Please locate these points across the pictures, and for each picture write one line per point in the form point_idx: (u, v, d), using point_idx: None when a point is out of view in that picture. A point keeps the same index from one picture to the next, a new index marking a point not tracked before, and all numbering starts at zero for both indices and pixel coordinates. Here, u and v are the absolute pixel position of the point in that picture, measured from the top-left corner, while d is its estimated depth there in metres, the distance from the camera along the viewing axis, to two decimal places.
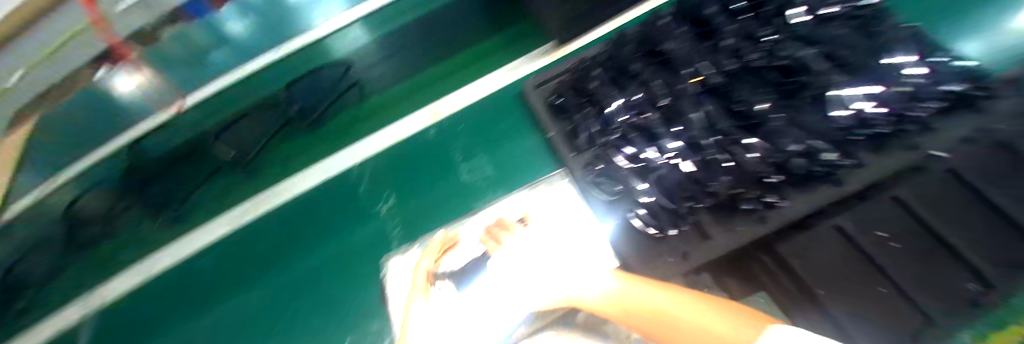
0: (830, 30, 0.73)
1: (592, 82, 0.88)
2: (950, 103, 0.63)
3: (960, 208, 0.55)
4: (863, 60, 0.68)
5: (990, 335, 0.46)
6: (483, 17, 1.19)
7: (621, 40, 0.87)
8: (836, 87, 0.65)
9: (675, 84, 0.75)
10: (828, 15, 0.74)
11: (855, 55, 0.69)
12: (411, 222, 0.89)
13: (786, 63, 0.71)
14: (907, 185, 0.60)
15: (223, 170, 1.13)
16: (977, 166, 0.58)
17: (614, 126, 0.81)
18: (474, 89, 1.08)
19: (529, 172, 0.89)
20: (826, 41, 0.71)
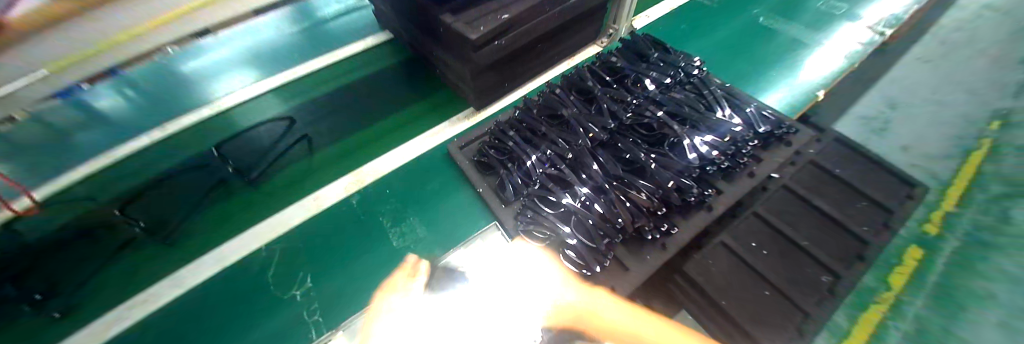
0: (674, 92, 0.91)
1: (510, 140, 0.90)
2: (759, 141, 0.88)
3: (784, 242, 1.04)
4: (703, 114, 0.86)
5: (826, 302, 0.93)
6: (406, 85, 1.24)
7: (528, 106, 0.96)
8: (687, 136, 0.80)
9: (573, 141, 0.85)
10: (669, 82, 0.92)
11: (698, 110, 0.86)
12: (339, 302, 0.81)
13: (652, 121, 0.85)
14: (737, 228, 1.07)
15: (134, 243, 0.91)
16: (779, 212, 1.09)
17: (534, 178, 0.83)
18: (401, 153, 1.04)
19: (466, 228, 0.88)
20: (669, 103, 0.88)
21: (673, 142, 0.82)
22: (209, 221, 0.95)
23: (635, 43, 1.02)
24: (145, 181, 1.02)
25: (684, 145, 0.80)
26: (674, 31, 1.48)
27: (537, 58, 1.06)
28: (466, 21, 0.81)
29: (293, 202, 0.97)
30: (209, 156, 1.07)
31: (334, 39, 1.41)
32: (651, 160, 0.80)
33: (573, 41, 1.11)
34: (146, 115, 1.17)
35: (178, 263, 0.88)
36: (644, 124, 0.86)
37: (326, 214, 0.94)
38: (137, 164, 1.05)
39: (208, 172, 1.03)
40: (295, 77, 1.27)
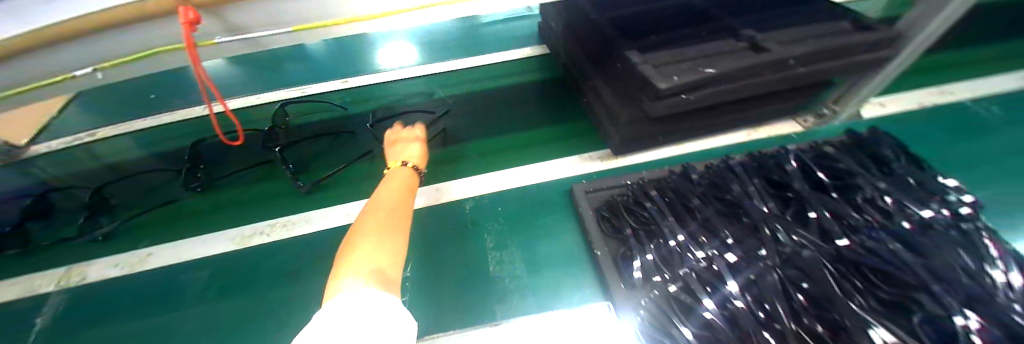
0: (937, 232, 0.59)
1: (653, 209, 0.72)
2: None
3: None
4: (987, 286, 0.52)
5: None
6: (550, 103, 1.19)
7: (687, 173, 0.77)
8: (962, 313, 0.48)
9: (744, 243, 0.63)
10: (927, 218, 0.61)
11: (982, 280, 0.53)
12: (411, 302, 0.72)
13: (888, 263, 0.55)
14: None
15: (371, 155, 1.06)
16: None
17: (673, 266, 0.63)
18: (539, 169, 0.98)
19: (568, 286, 0.72)
20: (927, 246, 0.57)
21: (925, 310, 0.50)
22: (347, 173, 1.02)
23: (874, 143, 0.74)
24: (371, 112, 1.21)
25: (950, 325, 0.48)
26: (908, 112, 1.01)
27: (716, 120, 0.86)
28: (656, 65, 0.70)
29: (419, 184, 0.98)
30: (417, 108, 1.20)
31: (494, 42, 1.47)
32: (874, 320, 0.50)
33: (773, 109, 0.87)
34: (328, 70, 1.40)
35: (319, 204, 0.95)
36: (871, 260, 0.56)
37: (433, 209, 0.90)
38: (316, 107, 1.24)
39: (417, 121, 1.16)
40: (454, 68, 1.35)
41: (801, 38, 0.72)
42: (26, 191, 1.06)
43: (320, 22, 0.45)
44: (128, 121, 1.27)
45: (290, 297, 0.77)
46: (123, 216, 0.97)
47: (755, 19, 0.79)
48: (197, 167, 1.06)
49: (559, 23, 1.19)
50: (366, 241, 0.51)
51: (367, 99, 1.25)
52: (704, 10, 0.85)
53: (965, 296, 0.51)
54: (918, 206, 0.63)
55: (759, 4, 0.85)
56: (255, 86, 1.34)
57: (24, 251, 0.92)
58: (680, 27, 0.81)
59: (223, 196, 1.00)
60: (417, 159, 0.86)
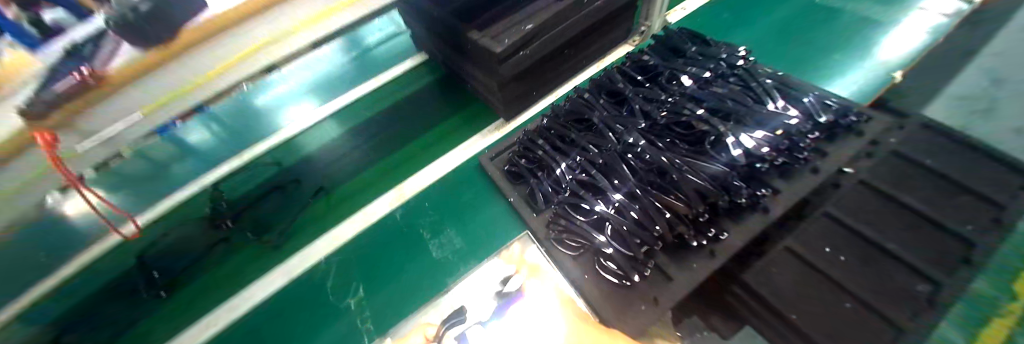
0: (715, 86, 0.84)
1: (538, 149, 0.89)
2: (822, 133, 0.77)
3: (871, 249, 0.88)
4: (748, 106, 0.78)
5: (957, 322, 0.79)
6: (444, 101, 1.28)
7: (554, 113, 0.96)
8: (732, 133, 0.72)
9: (602, 146, 0.83)
10: (709, 78, 0.86)
11: (745, 104, 0.78)
12: (391, 304, 0.84)
13: (687, 119, 0.78)
14: (791, 237, 0.91)
15: (327, 189, 1.11)
16: (848, 199, 0.95)
17: (563, 184, 0.81)
18: (449, 158, 1.09)
19: (501, 236, 0.89)
20: (709, 97, 0.81)
21: (713, 138, 0.74)
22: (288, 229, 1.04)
23: (670, 40, 1.00)
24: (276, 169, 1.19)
25: (728, 142, 0.72)
26: (705, 25, 1.38)
27: (563, 65, 1.07)
28: (491, 37, 0.86)
29: (351, 215, 1.03)
30: (322, 150, 1.22)
31: (378, 64, 1.52)
32: (681, 160, 0.73)
33: (602, 43, 1.12)
34: (229, 149, 1.30)
35: (263, 268, 0.98)
36: (677, 123, 0.80)
37: (372, 229, 0.98)
38: (232, 180, 1.18)
39: (327, 163, 1.18)
40: (347, 101, 1.36)
41: None
42: None
43: (166, 97, 0.51)
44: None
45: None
46: None
47: None
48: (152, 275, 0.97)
49: (421, 28, 1.27)
50: None
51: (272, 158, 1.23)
52: None
53: (733, 121, 0.76)
54: (702, 70, 0.87)
55: None
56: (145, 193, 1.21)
57: None
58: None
59: (163, 309, 0.95)
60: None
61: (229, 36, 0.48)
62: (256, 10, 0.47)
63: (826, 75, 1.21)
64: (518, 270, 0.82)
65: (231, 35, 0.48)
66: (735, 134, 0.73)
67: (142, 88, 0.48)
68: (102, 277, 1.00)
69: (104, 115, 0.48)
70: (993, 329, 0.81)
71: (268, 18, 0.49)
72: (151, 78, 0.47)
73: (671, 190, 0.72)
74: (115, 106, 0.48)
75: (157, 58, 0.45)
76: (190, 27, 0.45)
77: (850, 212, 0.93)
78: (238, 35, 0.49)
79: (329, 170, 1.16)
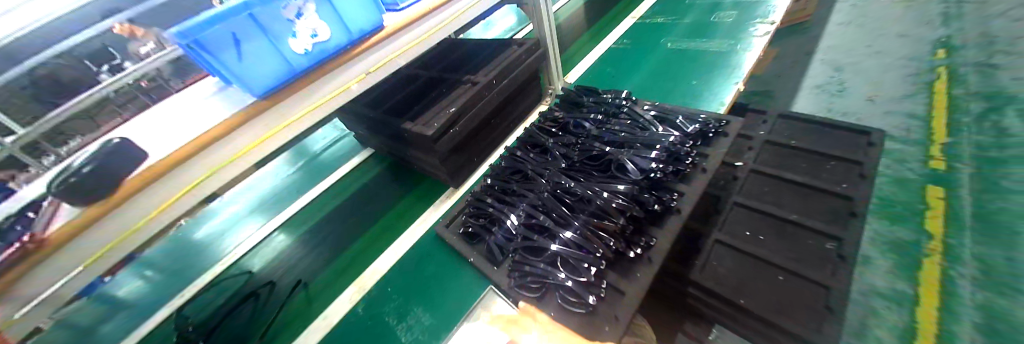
0: (612, 123, 1.06)
1: (487, 207, 1.01)
2: (697, 141, 0.96)
3: (783, 224, 1.02)
4: (638, 134, 0.99)
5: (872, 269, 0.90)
6: (394, 186, 1.36)
7: (495, 172, 1.11)
8: (628, 157, 0.91)
9: (539, 190, 0.96)
10: (603, 119, 1.09)
11: (634, 132, 1.00)
12: None
13: (597, 153, 0.98)
14: (720, 231, 1.04)
15: (305, 282, 1.10)
16: (750, 185, 1.13)
17: (513, 231, 0.91)
18: (407, 237, 1.13)
19: (466, 296, 0.92)
20: (610, 133, 1.02)
21: (618, 163, 0.92)
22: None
23: (571, 96, 1.24)
24: (244, 277, 1.17)
25: (628, 164, 0.91)
26: (598, 79, 1.69)
27: (492, 133, 1.24)
28: (423, 123, 1.00)
29: (317, 317, 1.00)
30: (276, 262, 1.20)
31: (326, 167, 1.60)
32: (597, 187, 0.88)
33: (520, 108, 1.32)
34: (157, 293, 1.22)
35: None
36: (588, 160, 0.98)
37: (341, 326, 0.96)
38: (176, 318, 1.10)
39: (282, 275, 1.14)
40: (295, 211, 1.38)
41: (493, 67, 1.15)
42: None
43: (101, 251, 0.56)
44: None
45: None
46: None
47: (469, 68, 1.21)
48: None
49: (362, 128, 1.41)
50: None
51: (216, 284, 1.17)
52: (439, 77, 1.23)
53: (630, 146, 0.96)
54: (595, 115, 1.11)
55: (466, 58, 1.30)
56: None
57: None
58: (430, 94, 1.16)
59: None
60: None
61: (162, 182, 0.59)
62: (208, 141, 0.62)
63: (695, 93, 1.48)
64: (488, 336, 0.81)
65: (197, 160, 0.62)
66: (632, 157, 0.92)
67: (79, 248, 0.53)
68: None
69: (41, 281, 0.51)
70: (923, 271, 0.87)
71: (228, 141, 0.65)
72: (88, 234, 0.54)
73: (599, 213, 0.85)
74: (60, 259, 0.52)
75: (93, 216, 0.53)
76: (130, 178, 0.56)
77: (758, 198, 1.09)
78: (196, 163, 0.62)
79: (290, 275, 1.14)
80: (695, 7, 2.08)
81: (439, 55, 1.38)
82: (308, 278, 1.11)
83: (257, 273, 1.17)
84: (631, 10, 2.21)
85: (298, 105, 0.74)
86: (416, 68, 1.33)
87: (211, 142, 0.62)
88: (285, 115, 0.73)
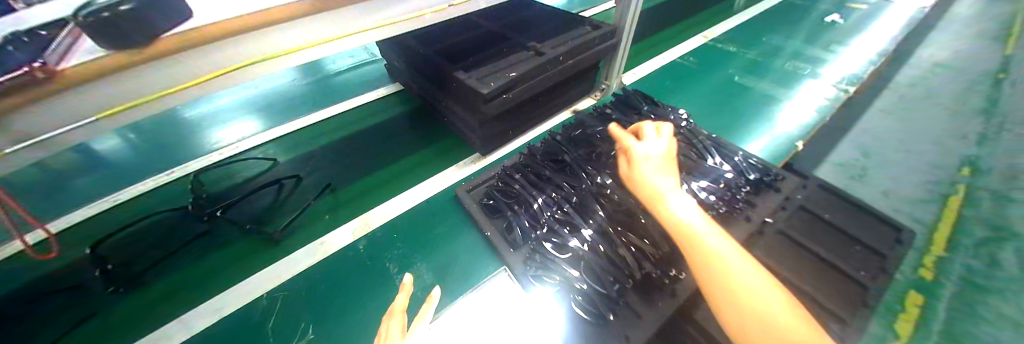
0: None
1: (517, 184, 0.96)
2: (751, 188, 0.93)
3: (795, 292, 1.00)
4: (694, 162, 0.95)
5: None
6: (415, 132, 1.30)
7: (531, 152, 1.04)
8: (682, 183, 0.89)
9: (579, 186, 0.92)
10: None
11: (691, 158, 0.96)
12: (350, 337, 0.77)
13: None
14: None
15: (331, 188, 1.09)
16: (773, 244, 1.11)
17: (542, 219, 0.87)
18: (422, 188, 1.09)
19: (470, 267, 0.88)
20: None
21: None
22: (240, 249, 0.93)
23: (628, 98, 1.17)
24: (255, 172, 1.14)
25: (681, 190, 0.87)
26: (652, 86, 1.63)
27: (538, 109, 1.16)
28: (478, 78, 0.92)
29: (313, 239, 0.95)
30: (280, 170, 1.15)
31: (344, 91, 1.51)
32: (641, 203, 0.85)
33: (571, 93, 1.24)
34: (140, 157, 1.19)
35: (187, 299, 0.83)
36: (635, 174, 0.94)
37: (336, 256, 0.92)
38: (162, 196, 1.06)
39: (287, 184, 1.10)
40: (307, 124, 1.33)
41: (563, 42, 1.05)
42: None
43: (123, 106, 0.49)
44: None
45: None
46: None
47: (535, 34, 1.10)
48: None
49: (399, 61, 1.33)
50: None
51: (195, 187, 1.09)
52: (500, 33, 1.11)
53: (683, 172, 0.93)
54: None
55: (534, 22, 1.18)
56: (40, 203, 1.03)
57: None
58: (490, 48, 1.06)
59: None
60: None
61: (202, 51, 0.51)
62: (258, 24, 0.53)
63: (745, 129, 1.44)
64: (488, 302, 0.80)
65: (230, 43, 0.53)
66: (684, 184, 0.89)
67: (93, 95, 0.46)
68: None
69: (42, 120, 0.44)
70: None
71: (282, 30, 0.57)
72: (111, 82, 0.46)
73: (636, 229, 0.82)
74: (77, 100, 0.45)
75: (115, 64, 0.45)
76: (169, 36, 0.48)
77: (779, 259, 1.07)
78: (236, 45, 0.53)
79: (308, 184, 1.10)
80: (762, 44, 2.01)
81: (505, 11, 1.27)
82: (308, 201, 1.04)
83: (262, 174, 1.13)
84: (693, 28, 2.11)
85: (365, 17, 0.65)
86: (477, 15, 1.22)
87: (268, 24, 0.54)
88: (349, 26, 0.64)
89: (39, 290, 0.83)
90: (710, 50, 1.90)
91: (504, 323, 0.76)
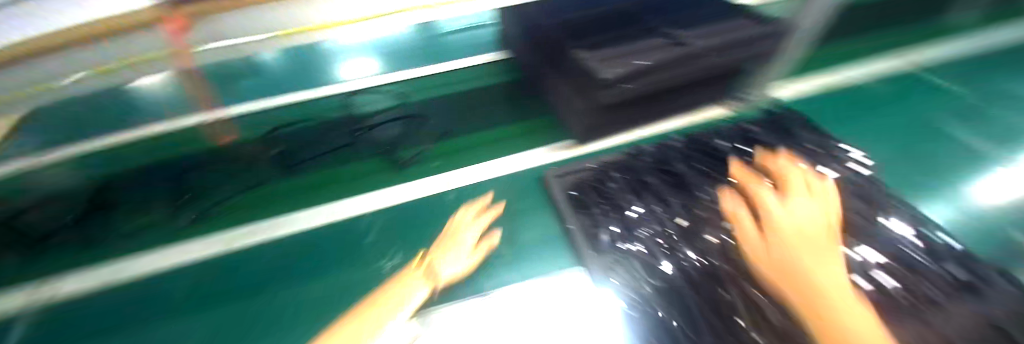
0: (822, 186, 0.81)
1: (615, 185, 0.88)
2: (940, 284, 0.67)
3: None
4: (850, 226, 0.75)
5: None
6: (515, 103, 1.27)
7: (640, 153, 0.94)
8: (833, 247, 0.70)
9: (692, 210, 0.78)
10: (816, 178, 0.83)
11: (844, 219, 0.77)
12: None
13: None
14: None
15: (453, 133, 1.17)
16: None
17: (638, 231, 0.77)
18: (512, 161, 1.06)
19: (540, 257, 0.82)
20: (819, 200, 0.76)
21: None
22: (352, 174, 1.08)
23: (782, 120, 1.03)
24: (393, 103, 1.29)
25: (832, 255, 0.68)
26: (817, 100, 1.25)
27: (658, 106, 1.01)
28: (602, 59, 0.82)
29: (411, 179, 1.04)
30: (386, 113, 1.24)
31: (457, 49, 1.54)
32: None
33: (703, 97, 1.05)
34: (287, 75, 1.44)
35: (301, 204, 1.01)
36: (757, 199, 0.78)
37: (429, 199, 0.98)
38: (298, 113, 1.26)
39: (397, 125, 1.20)
40: (418, 75, 1.41)
41: (716, 36, 0.87)
42: None
43: None
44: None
45: (302, 302, 0.79)
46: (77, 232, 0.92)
47: (681, 19, 0.94)
48: (184, 198, 1.01)
49: (515, 28, 1.28)
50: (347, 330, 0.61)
51: (320, 110, 1.28)
52: (639, 13, 0.98)
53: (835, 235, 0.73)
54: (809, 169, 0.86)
55: (681, 6, 1.00)
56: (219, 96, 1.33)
57: None
58: (620, 27, 0.93)
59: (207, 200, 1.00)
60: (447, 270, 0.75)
61: None
62: None
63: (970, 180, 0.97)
64: (551, 296, 0.71)
65: None
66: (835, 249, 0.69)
67: None
68: (167, 164, 1.10)
69: None
70: None
71: None
72: None
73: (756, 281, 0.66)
74: None
75: None
76: None
77: None
78: None
79: (446, 121, 1.22)
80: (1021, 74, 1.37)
81: None
82: (409, 148, 1.12)
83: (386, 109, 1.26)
84: (903, 37, 1.56)
85: None
86: None
87: None
88: None
89: (213, 165, 1.10)
90: (922, 72, 1.39)
91: (562, 319, 0.66)
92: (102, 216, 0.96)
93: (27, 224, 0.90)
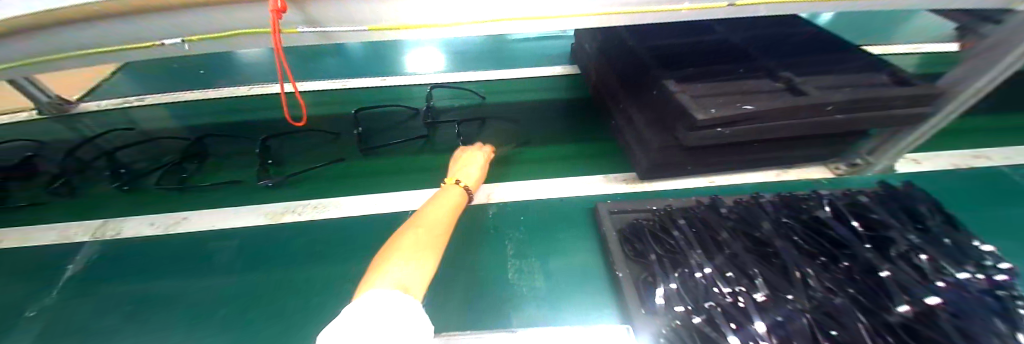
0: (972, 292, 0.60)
1: (680, 234, 0.75)
2: None
3: None
4: None
5: None
6: (578, 120, 1.20)
7: (716, 206, 0.81)
8: None
9: (778, 287, 0.63)
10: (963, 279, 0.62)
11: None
12: (450, 295, 0.74)
13: (915, 321, 0.56)
14: None
15: (529, 143, 1.13)
16: None
17: (704, 297, 0.64)
18: (568, 182, 1.00)
19: (579, 298, 0.73)
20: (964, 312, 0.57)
21: None
22: (406, 166, 1.08)
23: (904, 197, 0.79)
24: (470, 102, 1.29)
25: None
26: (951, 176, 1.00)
27: (744, 155, 0.88)
28: (692, 95, 0.72)
29: None
30: (448, 112, 1.25)
31: (526, 58, 1.52)
32: None
33: (800, 153, 0.91)
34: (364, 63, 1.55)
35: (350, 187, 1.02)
36: (873, 296, 0.61)
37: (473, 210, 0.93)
38: (368, 99, 1.33)
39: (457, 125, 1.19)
40: (483, 78, 1.41)
41: (839, 86, 0.72)
42: (103, 146, 1.17)
43: None
44: (199, 89, 1.44)
45: (338, 277, 0.80)
46: (173, 179, 1.05)
47: (793, 63, 0.81)
48: (266, 162, 1.07)
49: (592, 45, 1.22)
50: (400, 256, 0.54)
51: (386, 98, 1.34)
52: (741, 48, 0.86)
53: None
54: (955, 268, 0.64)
55: (795, 48, 0.87)
56: (304, 75, 1.47)
57: (78, 199, 0.99)
58: (720, 61, 0.83)
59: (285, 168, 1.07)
60: (474, 180, 0.85)
61: None
62: None
63: None
64: None
65: None
66: None
67: None
68: (250, 130, 1.21)
69: None
70: None
71: None
72: None
73: None
74: None
75: None
76: None
77: None
78: None
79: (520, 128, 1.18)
80: None
81: (753, 24, 0.99)
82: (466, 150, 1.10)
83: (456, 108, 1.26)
84: None
85: None
86: (713, 22, 0.99)
87: None
88: None
89: (294, 138, 1.17)
90: None
91: None
92: (194, 165, 1.09)
93: (145, 166, 1.09)
